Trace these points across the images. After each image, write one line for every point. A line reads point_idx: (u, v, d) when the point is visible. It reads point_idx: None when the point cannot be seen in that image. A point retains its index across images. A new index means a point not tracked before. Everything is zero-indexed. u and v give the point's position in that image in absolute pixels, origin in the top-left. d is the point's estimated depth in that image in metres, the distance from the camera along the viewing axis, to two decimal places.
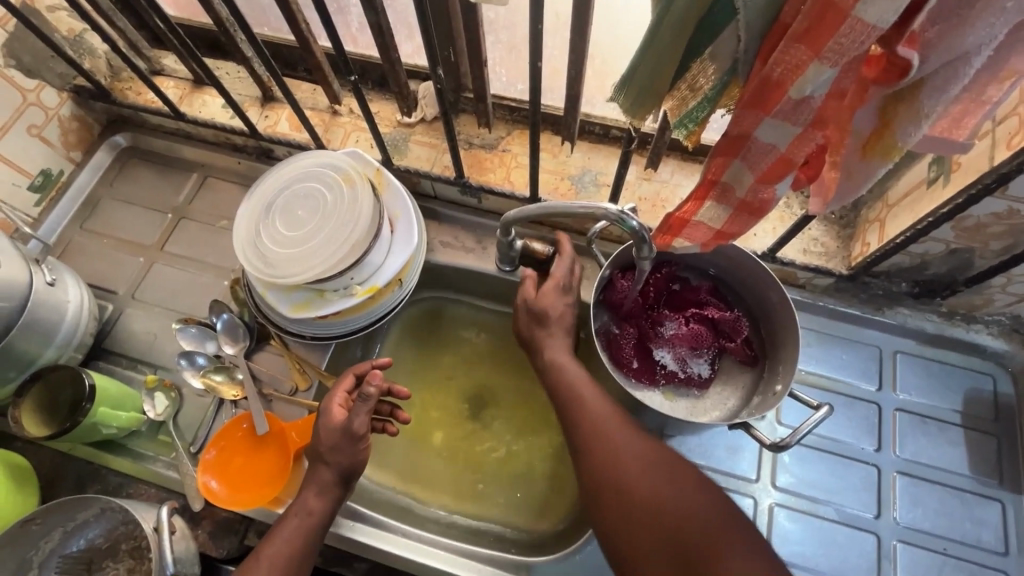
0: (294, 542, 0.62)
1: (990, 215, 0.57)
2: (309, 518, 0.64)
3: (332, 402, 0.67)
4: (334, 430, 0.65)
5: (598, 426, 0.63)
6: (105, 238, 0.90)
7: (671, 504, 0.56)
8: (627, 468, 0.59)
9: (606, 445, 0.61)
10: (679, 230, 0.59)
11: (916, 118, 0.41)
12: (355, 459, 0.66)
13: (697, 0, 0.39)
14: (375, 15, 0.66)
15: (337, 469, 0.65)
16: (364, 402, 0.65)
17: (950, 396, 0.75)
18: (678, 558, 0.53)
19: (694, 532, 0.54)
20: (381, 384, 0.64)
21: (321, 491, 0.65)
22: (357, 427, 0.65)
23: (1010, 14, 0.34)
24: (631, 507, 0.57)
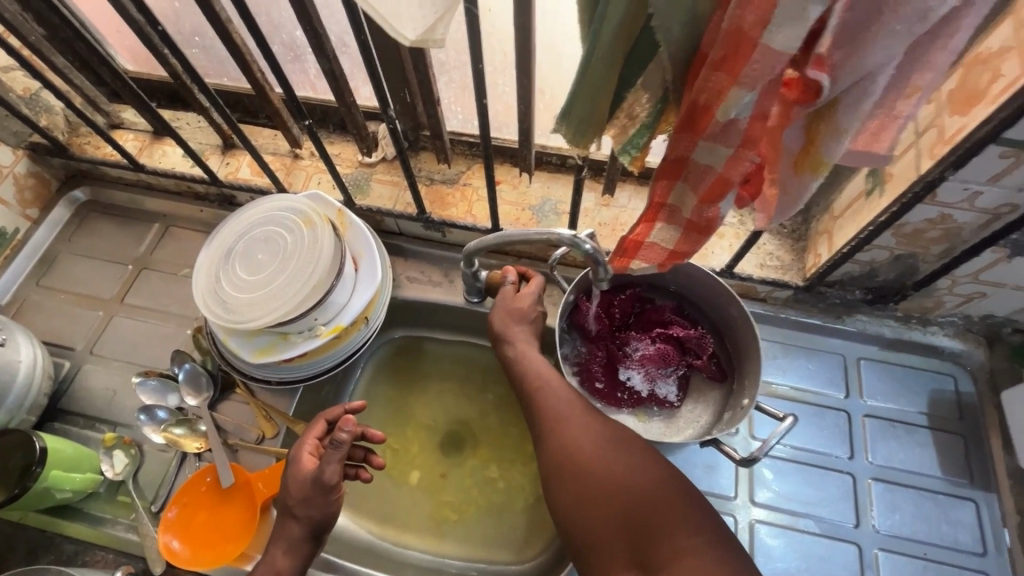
0: None
1: (925, 220, 0.59)
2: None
3: (302, 451, 0.65)
4: (304, 480, 0.63)
5: (558, 421, 0.64)
6: (63, 294, 0.88)
7: (625, 488, 0.57)
8: (585, 455, 0.60)
9: (567, 435, 0.63)
10: (634, 253, 0.61)
11: (837, 133, 0.43)
12: (324, 510, 0.64)
13: (622, 36, 0.42)
14: (328, 60, 0.68)
15: (309, 523, 0.63)
16: (334, 450, 0.63)
17: (915, 399, 0.77)
18: (630, 541, 0.54)
19: (648, 518, 0.54)
20: (353, 429, 0.63)
21: (291, 548, 0.63)
22: (327, 477, 0.63)
23: (902, 35, 0.36)
24: (589, 493, 0.58)
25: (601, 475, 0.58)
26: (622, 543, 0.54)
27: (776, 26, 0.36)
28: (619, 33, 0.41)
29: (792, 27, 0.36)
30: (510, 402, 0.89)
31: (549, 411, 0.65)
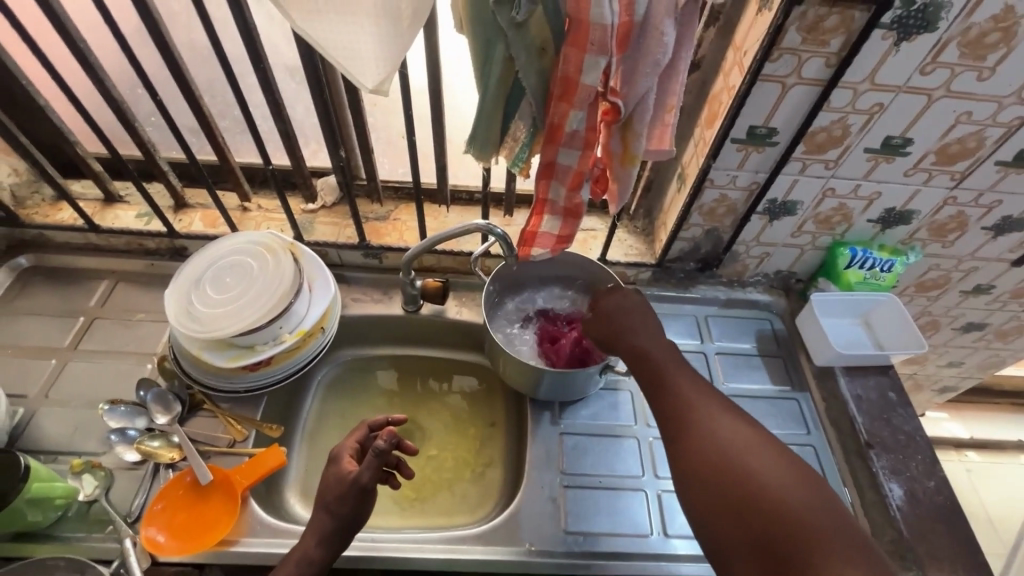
0: None
1: (714, 200, 0.90)
2: (304, 549, 0.66)
3: (343, 453, 0.71)
4: (338, 479, 0.68)
5: (689, 404, 0.68)
6: (10, 349, 0.92)
7: (768, 481, 0.59)
8: (723, 440, 0.63)
9: (701, 419, 0.66)
10: (532, 241, 0.85)
11: (637, 136, 0.71)
12: (347, 509, 0.67)
13: (501, 85, 0.68)
14: (284, 123, 0.88)
15: (337, 521, 0.67)
16: (373, 457, 0.67)
17: (747, 338, 1.05)
18: (775, 541, 0.56)
19: (811, 537, 0.55)
20: (390, 439, 0.66)
21: (321, 541, 0.67)
22: (356, 479, 0.67)
23: (651, 74, 0.64)
24: (717, 474, 0.61)
25: (737, 461, 0.61)
26: (749, 532, 0.57)
27: (586, 72, 0.63)
28: (500, 82, 0.67)
29: (594, 71, 0.63)
30: (450, 394, 1.06)
31: (671, 390, 0.70)
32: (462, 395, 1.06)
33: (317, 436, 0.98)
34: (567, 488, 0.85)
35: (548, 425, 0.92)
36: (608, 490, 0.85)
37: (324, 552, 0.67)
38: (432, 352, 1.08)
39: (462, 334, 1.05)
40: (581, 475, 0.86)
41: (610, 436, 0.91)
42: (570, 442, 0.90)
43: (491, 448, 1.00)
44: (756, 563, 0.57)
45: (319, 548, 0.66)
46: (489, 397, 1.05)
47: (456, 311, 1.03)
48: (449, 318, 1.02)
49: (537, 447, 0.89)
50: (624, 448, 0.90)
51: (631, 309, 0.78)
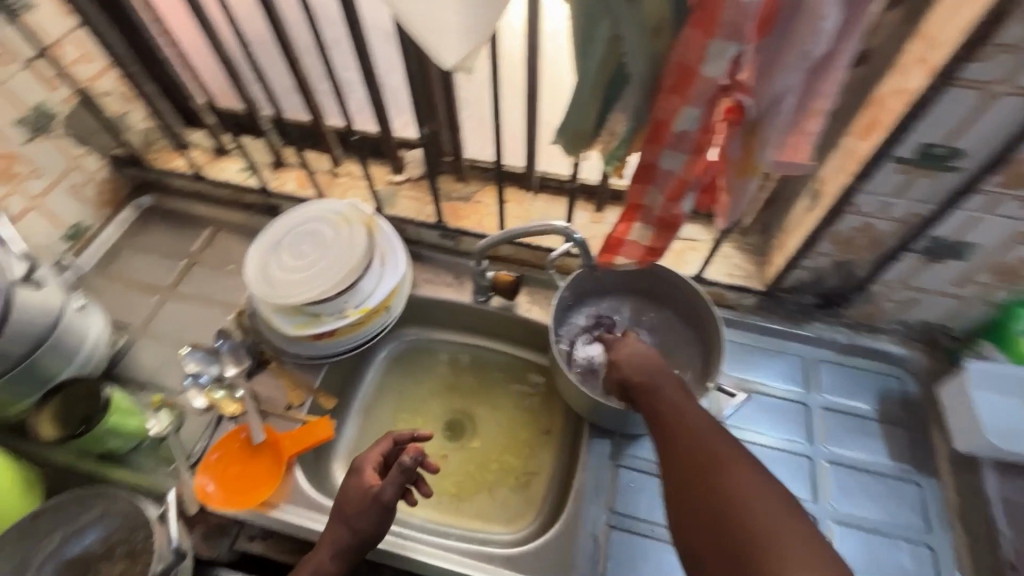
0: None
1: (853, 228, 0.73)
2: (322, 559, 0.67)
3: (365, 466, 0.70)
4: (359, 493, 0.68)
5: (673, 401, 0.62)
6: (124, 281, 1.01)
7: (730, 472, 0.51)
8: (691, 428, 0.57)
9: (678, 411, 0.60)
10: (617, 249, 0.74)
11: (763, 144, 0.58)
12: (366, 526, 0.67)
13: (603, 70, 0.57)
14: (375, 93, 0.85)
15: (356, 535, 0.67)
16: (398, 473, 0.67)
17: (866, 396, 0.87)
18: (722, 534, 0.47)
19: (766, 537, 0.45)
20: (417, 456, 0.66)
21: (338, 553, 0.67)
22: (379, 496, 0.67)
23: (795, 69, 0.51)
24: (678, 461, 0.55)
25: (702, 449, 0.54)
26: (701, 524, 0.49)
27: (709, 61, 0.51)
28: (602, 66, 0.57)
29: (720, 61, 0.50)
30: (508, 392, 1.01)
31: (661, 391, 0.65)
32: (520, 395, 1.00)
33: (372, 410, 0.98)
34: (612, 529, 0.77)
35: (605, 453, 0.83)
36: (658, 542, 0.76)
37: (342, 565, 0.67)
38: (496, 345, 1.03)
39: (529, 333, 0.98)
40: (632, 518, 0.78)
41: None
42: (625, 477, 0.81)
43: (540, 458, 0.93)
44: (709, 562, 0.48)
45: (336, 561, 0.67)
46: (547, 403, 0.98)
47: (526, 308, 0.96)
48: (517, 314, 0.96)
49: (588, 476, 0.81)
50: None
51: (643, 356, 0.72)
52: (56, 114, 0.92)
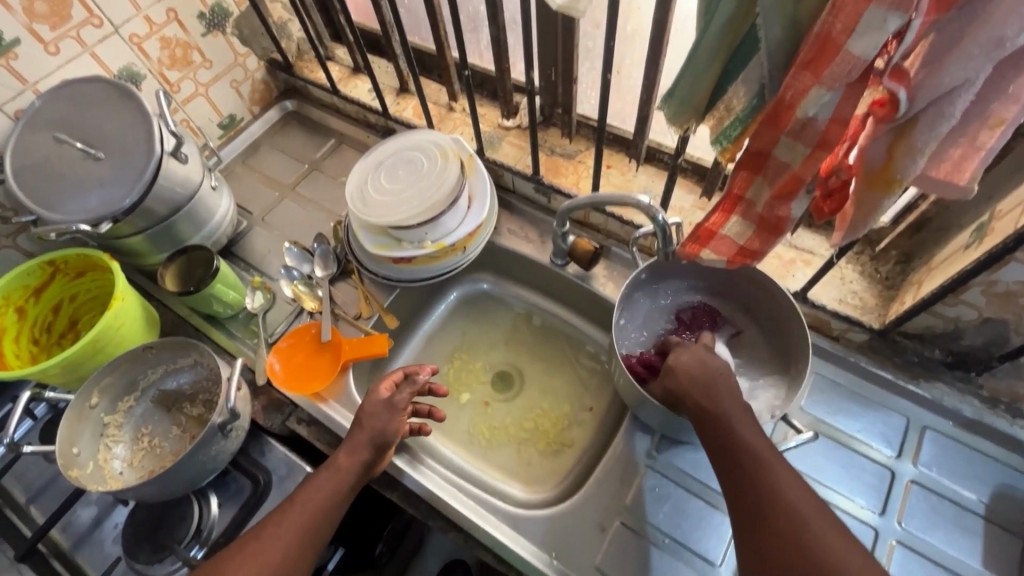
0: (328, 494, 0.67)
1: (1020, 282, 0.57)
2: (338, 475, 0.69)
3: (378, 383, 0.76)
4: (377, 404, 0.74)
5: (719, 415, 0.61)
6: (256, 173, 1.14)
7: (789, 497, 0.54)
8: (744, 449, 0.58)
9: (728, 428, 0.60)
10: (706, 241, 0.67)
11: (913, 152, 0.47)
12: (392, 430, 0.73)
13: (728, 31, 0.49)
14: (498, 30, 0.83)
15: (372, 435, 0.72)
16: (409, 385, 0.76)
17: (977, 486, 0.71)
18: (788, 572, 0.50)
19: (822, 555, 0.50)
20: (428, 374, 0.77)
21: (353, 451, 0.70)
22: (400, 404, 0.74)
23: (979, 60, 0.39)
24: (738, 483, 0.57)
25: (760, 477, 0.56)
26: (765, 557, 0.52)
27: (859, 36, 0.41)
28: (726, 28, 0.49)
29: (872, 36, 0.41)
30: (564, 361, 0.99)
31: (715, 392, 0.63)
32: (575, 366, 0.98)
33: (432, 342, 1.03)
34: (621, 525, 0.74)
35: (637, 449, 0.79)
36: (666, 555, 0.72)
37: (355, 477, 0.69)
38: (564, 312, 1.01)
39: (599, 308, 0.95)
40: (647, 523, 0.74)
41: (701, 500, 0.75)
42: (651, 480, 0.77)
43: (575, 433, 0.92)
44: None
45: (356, 473, 0.70)
46: (598, 384, 0.96)
47: (599, 282, 0.92)
48: (589, 286, 0.92)
49: (613, 468, 0.78)
50: (712, 524, 0.73)
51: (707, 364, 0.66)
52: (230, 13, 1.03)
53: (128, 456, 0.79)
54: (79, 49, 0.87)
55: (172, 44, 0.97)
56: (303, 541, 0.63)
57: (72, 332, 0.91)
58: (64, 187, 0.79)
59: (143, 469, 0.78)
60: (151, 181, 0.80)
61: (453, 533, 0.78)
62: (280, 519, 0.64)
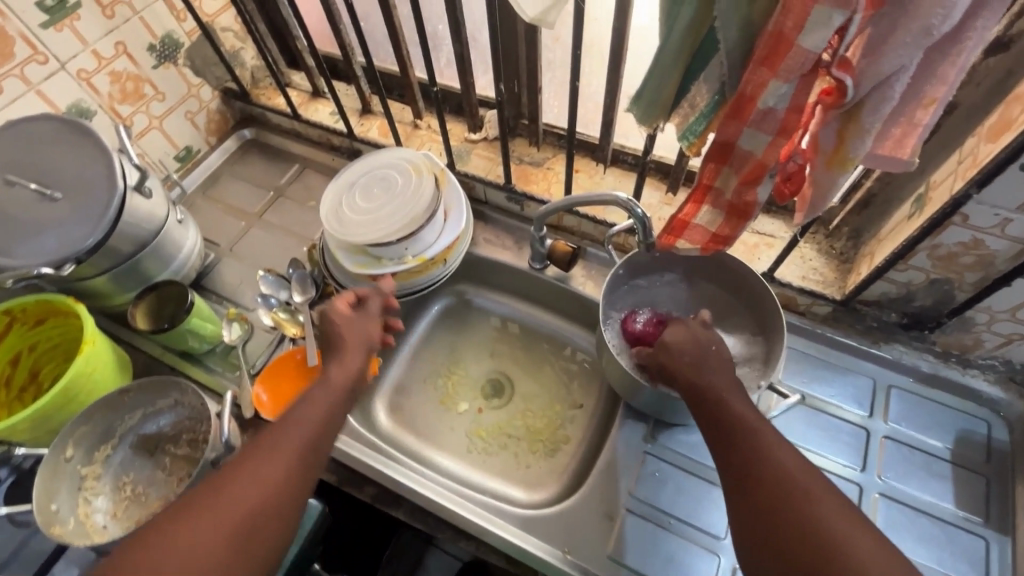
0: (320, 404, 0.65)
1: (959, 244, 0.64)
2: (333, 390, 0.67)
3: (336, 302, 0.76)
4: (346, 320, 0.75)
5: (713, 392, 0.64)
6: (219, 204, 1.11)
7: (784, 469, 0.55)
8: (721, 407, 0.63)
9: (721, 406, 0.63)
10: (681, 231, 0.72)
11: (861, 133, 0.52)
12: (371, 344, 0.75)
13: (689, 36, 0.54)
14: (461, 47, 0.86)
15: (350, 368, 0.71)
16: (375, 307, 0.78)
17: (941, 434, 0.78)
18: (777, 520, 0.52)
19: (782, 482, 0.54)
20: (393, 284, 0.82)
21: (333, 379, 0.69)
22: (371, 310, 0.78)
23: (912, 47, 0.44)
24: (718, 432, 0.61)
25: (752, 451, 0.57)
26: (763, 530, 0.53)
27: (808, 32, 0.46)
28: (687, 34, 0.53)
29: (820, 32, 0.45)
30: (553, 363, 1.01)
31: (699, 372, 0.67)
32: (563, 366, 1.00)
33: (419, 357, 1.03)
34: (627, 513, 0.75)
35: (635, 438, 0.81)
36: (673, 536, 0.74)
37: (345, 390, 0.68)
38: (546, 314, 1.04)
39: (581, 307, 0.98)
40: (651, 508, 0.76)
41: (699, 478, 0.78)
42: (650, 466, 0.79)
43: (571, 430, 0.94)
44: (767, 560, 0.52)
45: (342, 394, 0.68)
46: (587, 380, 0.98)
47: (578, 282, 0.95)
48: (569, 287, 0.95)
49: (613, 459, 0.80)
50: (713, 500, 0.76)
51: (698, 344, 0.71)
52: (181, 44, 1.01)
53: (110, 508, 0.74)
54: (24, 87, 0.83)
55: (122, 78, 0.94)
56: (297, 466, 0.59)
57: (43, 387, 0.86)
58: (20, 231, 0.75)
59: (128, 519, 0.73)
60: (115, 218, 0.77)
61: (464, 542, 0.78)
62: (270, 440, 0.60)
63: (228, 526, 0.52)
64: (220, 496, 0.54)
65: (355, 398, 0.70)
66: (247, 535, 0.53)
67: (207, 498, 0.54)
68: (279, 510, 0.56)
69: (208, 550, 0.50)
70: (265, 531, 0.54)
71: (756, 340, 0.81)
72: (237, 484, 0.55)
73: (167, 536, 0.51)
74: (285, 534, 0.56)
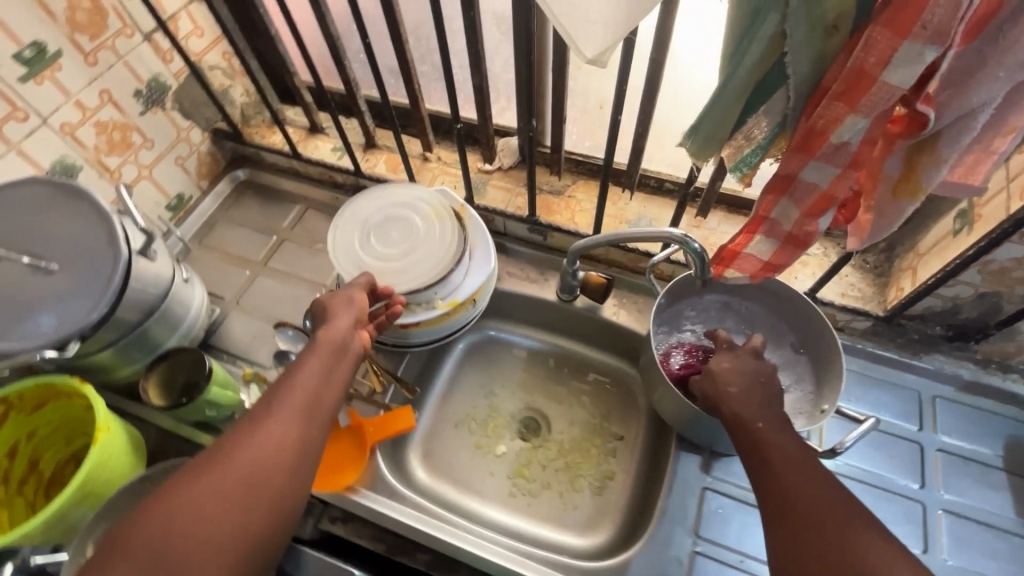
0: (309, 378, 0.60)
1: (1012, 259, 0.65)
2: (320, 360, 0.63)
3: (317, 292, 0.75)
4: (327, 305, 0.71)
5: (746, 419, 0.65)
6: (218, 253, 1.04)
7: (800, 491, 0.55)
8: (758, 434, 0.62)
9: (754, 434, 0.62)
10: (731, 261, 0.70)
11: (937, 162, 0.51)
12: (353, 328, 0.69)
13: (755, 72, 0.51)
14: (480, 79, 0.82)
15: (332, 336, 0.66)
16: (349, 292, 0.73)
17: (991, 441, 0.79)
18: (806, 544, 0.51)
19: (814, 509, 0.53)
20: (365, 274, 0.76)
21: (313, 351, 0.64)
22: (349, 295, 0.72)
23: (1004, 81, 0.43)
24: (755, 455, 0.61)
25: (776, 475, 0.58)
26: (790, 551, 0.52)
27: (894, 68, 0.45)
28: (754, 70, 0.51)
29: (908, 68, 0.44)
30: (588, 395, 0.98)
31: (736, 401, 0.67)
32: (599, 397, 0.97)
33: (447, 400, 0.98)
34: (699, 556, 0.73)
35: (692, 473, 0.79)
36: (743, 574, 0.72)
37: (336, 345, 0.65)
38: (575, 344, 1.01)
39: (614, 337, 0.95)
40: (719, 547, 0.74)
41: None
42: (712, 502, 0.77)
43: (617, 465, 0.91)
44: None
45: (326, 367, 0.62)
46: (626, 411, 0.95)
47: (611, 312, 0.93)
48: (602, 317, 0.93)
49: (673, 498, 0.77)
50: None
51: (747, 374, 0.70)
52: (169, 86, 0.94)
53: None
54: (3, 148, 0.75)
55: (108, 128, 0.87)
56: (298, 417, 0.57)
57: (53, 485, 0.78)
58: (13, 310, 0.68)
59: None
60: (121, 287, 0.70)
61: None
62: (265, 405, 0.58)
63: (229, 488, 0.50)
64: (218, 465, 0.51)
65: (350, 352, 0.67)
66: (249, 498, 0.50)
67: (181, 490, 0.49)
68: (281, 470, 0.53)
69: (211, 519, 0.48)
70: (267, 495, 0.52)
71: (801, 358, 0.80)
72: (235, 452, 0.53)
73: (160, 509, 0.48)
74: (290, 499, 0.54)
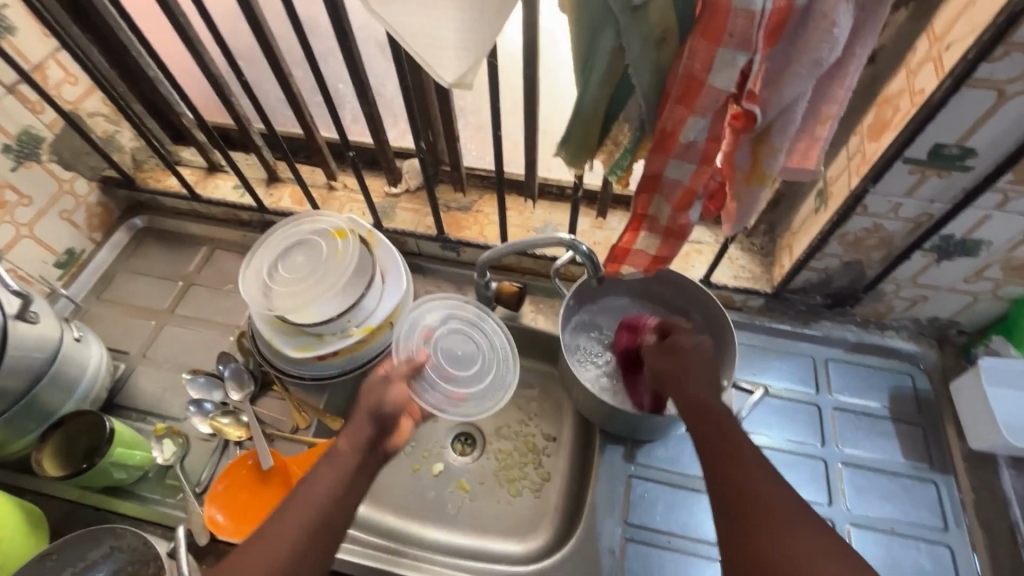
0: (324, 484, 0.62)
1: (863, 230, 0.72)
2: (340, 462, 0.64)
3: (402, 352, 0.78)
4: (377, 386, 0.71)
5: (686, 393, 0.66)
6: (120, 306, 0.99)
7: (756, 479, 0.55)
8: (699, 412, 0.64)
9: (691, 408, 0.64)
10: (623, 258, 0.73)
11: (773, 151, 0.56)
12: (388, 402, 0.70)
13: (606, 84, 0.55)
14: (370, 106, 0.84)
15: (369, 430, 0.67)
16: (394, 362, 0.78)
17: (878, 394, 0.86)
18: (753, 514, 0.53)
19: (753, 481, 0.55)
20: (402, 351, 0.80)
21: (354, 442, 0.66)
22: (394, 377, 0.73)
23: (806, 78, 0.49)
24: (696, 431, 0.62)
25: (726, 455, 0.58)
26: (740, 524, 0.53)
27: (717, 71, 0.49)
28: (603, 84, 0.55)
29: (728, 71, 0.49)
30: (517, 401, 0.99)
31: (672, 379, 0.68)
32: (529, 402, 0.99)
33: None
34: (630, 543, 0.76)
35: (618, 464, 0.82)
36: (674, 553, 0.76)
37: (369, 446, 0.66)
38: None
39: (535, 343, 0.97)
40: (648, 531, 0.77)
41: (686, 489, 0.80)
42: (638, 488, 0.80)
43: (552, 465, 0.93)
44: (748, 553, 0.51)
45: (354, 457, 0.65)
46: (556, 411, 0.97)
47: (530, 318, 0.96)
48: (522, 324, 0.95)
49: (601, 490, 0.80)
50: (702, 507, 0.79)
51: (682, 353, 0.71)
52: (43, 138, 0.89)
53: None
54: None
55: None
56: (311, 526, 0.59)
57: None
58: None
59: None
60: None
61: None
62: (275, 519, 0.59)
63: None
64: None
65: (378, 450, 0.67)
66: None
67: None
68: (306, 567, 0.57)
69: None
70: None
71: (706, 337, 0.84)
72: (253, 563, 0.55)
73: None
74: None
